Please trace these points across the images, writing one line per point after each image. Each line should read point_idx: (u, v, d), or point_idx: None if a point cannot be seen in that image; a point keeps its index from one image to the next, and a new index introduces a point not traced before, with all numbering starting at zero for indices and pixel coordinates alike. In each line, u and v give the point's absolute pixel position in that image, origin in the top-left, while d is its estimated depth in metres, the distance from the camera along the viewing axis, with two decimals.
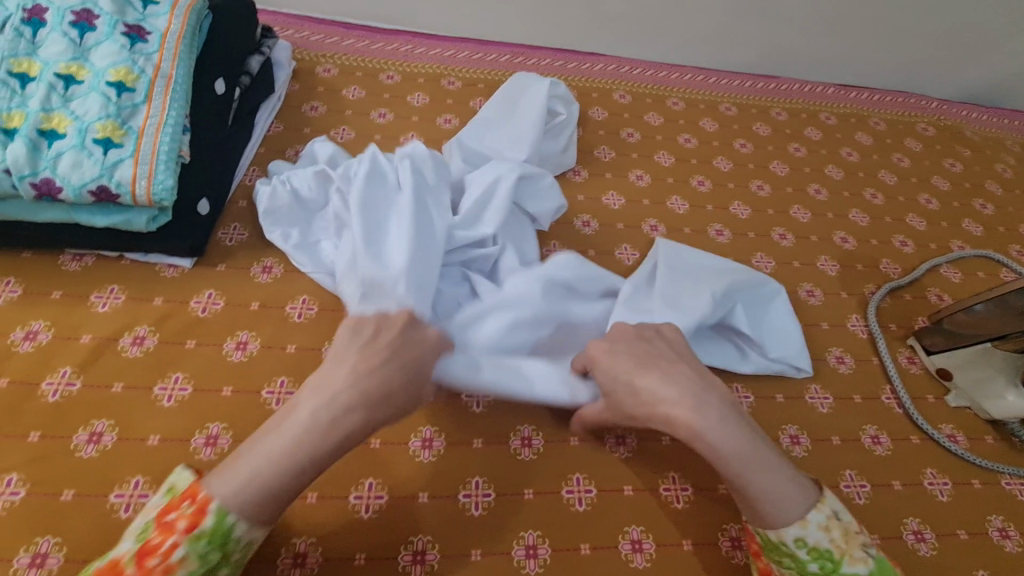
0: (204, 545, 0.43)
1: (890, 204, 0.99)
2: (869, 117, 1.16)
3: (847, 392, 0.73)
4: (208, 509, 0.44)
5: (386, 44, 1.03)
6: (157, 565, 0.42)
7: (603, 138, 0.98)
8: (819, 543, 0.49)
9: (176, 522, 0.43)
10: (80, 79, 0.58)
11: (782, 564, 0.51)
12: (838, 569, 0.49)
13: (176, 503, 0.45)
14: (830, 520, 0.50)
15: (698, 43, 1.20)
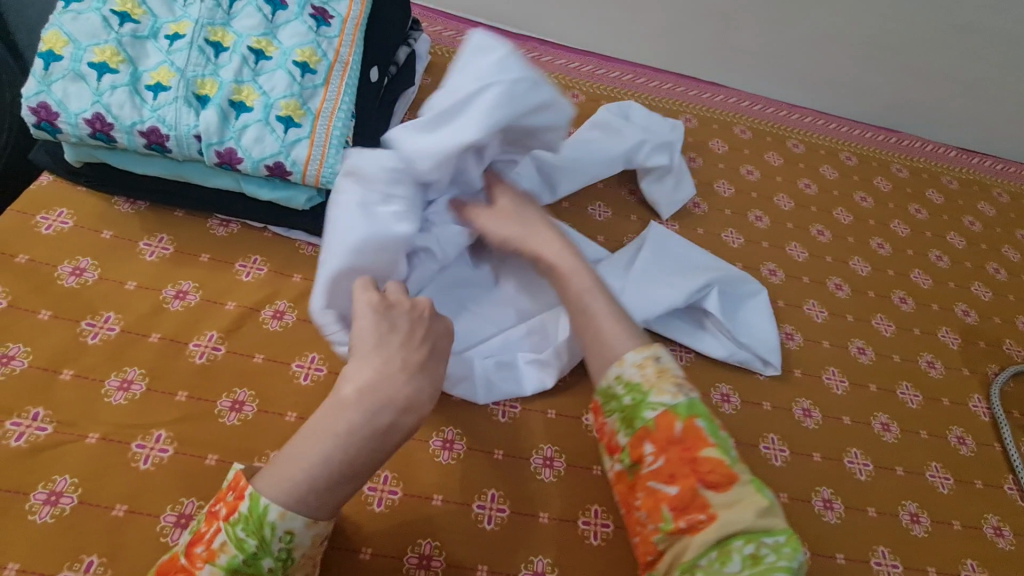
0: (241, 532, 0.42)
1: (1013, 281, 0.95)
2: (993, 186, 1.11)
3: (969, 476, 0.70)
4: (243, 495, 0.43)
5: (515, 49, 1.03)
6: (202, 554, 0.42)
7: (722, 171, 0.96)
8: (633, 377, 0.53)
9: (219, 511, 0.44)
10: (268, 55, 0.60)
11: (610, 409, 0.54)
12: (646, 399, 0.52)
13: (219, 496, 0.45)
14: (646, 359, 0.54)
15: (822, 85, 1.16)
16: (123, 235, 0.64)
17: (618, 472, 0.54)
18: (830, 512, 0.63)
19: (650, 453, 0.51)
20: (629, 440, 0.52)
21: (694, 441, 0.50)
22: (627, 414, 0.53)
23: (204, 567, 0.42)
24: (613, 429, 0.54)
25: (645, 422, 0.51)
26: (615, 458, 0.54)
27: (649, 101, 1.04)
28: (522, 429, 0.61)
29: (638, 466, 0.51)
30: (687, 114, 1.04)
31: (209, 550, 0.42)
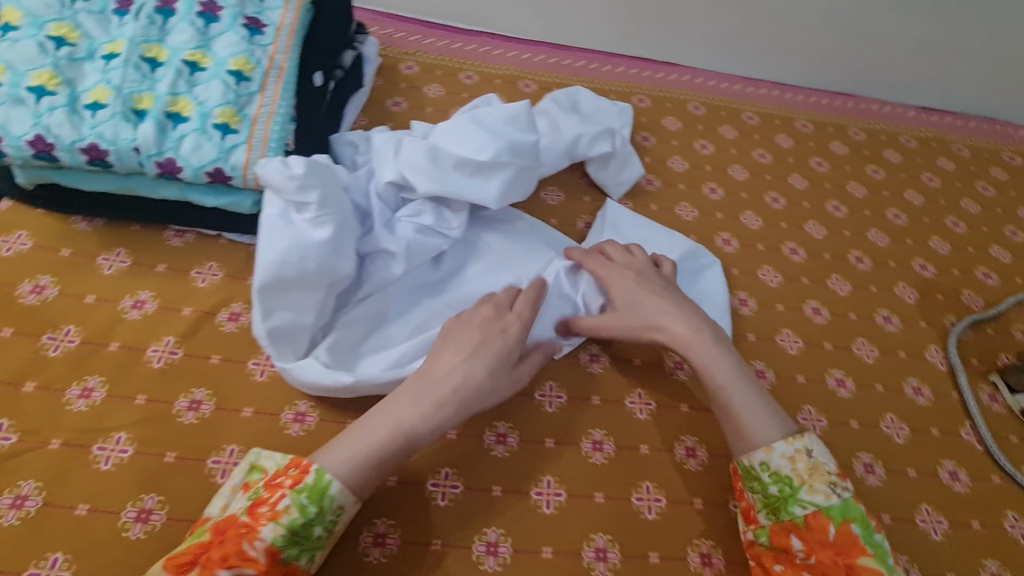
0: (304, 498, 0.49)
1: (972, 234, 0.96)
2: (952, 142, 1.11)
3: (925, 425, 0.71)
4: (310, 470, 0.50)
5: (466, 45, 1.05)
6: (267, 514, 0.48)
7: (676, 148, 0.98)
8: (783, 469, 0.56)
9: (284, 481, 0.50)
10: (203, 67, 0.62)
11: (752, 488, 0.57)
12: (799, 494, 0.55)
13: (281, 470, 0.51)
14: (797, 452, 0.56)
15: (777, 55, 1.17)
16: (81, 252, 0.67)
17: (750, 541, 0.57)
18: None
19: (800, 546, 0.54)
20: (772, 524, 0.56)
21: (850, 545, 0.53)
22: (771, 500, 0.56)
23: (267, 527, 0.47)
24: (753, 506, 0.57)
25: (797, 517, 0.55)
26: (751, 530, 0.57)
27: (601, 85, 1.05)
28: None
29: (783, 551, 0.55)
30: (640, 94, 1.05)
31: (274, 511, 0.48)
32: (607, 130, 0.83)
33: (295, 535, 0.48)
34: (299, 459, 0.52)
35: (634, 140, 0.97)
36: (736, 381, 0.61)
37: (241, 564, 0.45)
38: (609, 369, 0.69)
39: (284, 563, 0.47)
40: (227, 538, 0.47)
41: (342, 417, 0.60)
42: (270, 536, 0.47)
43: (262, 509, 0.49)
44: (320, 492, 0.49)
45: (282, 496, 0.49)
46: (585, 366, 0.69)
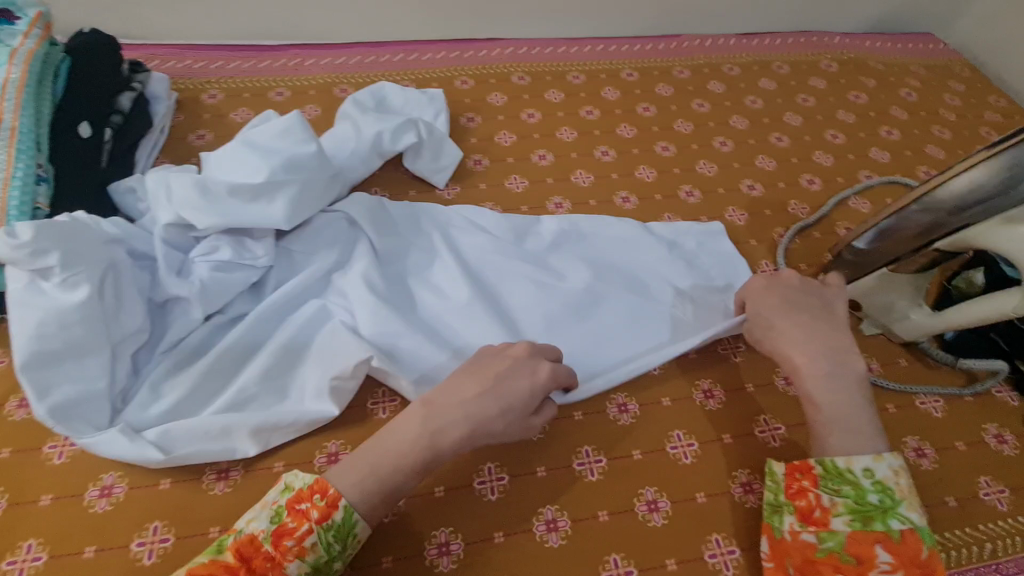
0: (331, 537, 0.48)
1: (796, 145, 0.99)
2: (772, 62, 1.16)
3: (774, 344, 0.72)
4: (339, 504, 0.49)
5: (274, 61, 1.02)
6: (293, 547, 0.46)
7: (502, 123, 0.97)
8: (887, 479, 0.53)
9: (310, 512, 0.48)
10: None
11: (841, 491, 0.53)
12: (897, 508, 0.52)
13: (306, 493, 0.49)
14: (901, 468, 0.54)
15: (595, 12, 1.18)
16: None
17: (806, 543, 0.52)
18: (625, 414, 0.65)
19: (885, 560, 0.50)
20: (852, 531, 0.51)
21: (933, 570, 0.49)
22: (862, 507, 0.52)
23: (295, 562, 0.46)
24: (830, 509, 0.53)
25: (887, 528, 0.51)
26: (813, 533, 0.52)
27: (422, 75, 1.03)
28: (302, 437, 0.61)
29: (857, 561, 0.50)
30: (462, 76, 1.04)
31: (301, 546, 0.46)
32: (408, 120, 0.82)
33: (316, 571, 0.47)
34: (330, 489, 0.49)
35: (458, 124, 0.96)
36: (853, 418, 0.56)
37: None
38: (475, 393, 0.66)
39: None
40: (256, 570, 0.44)
41: (154, 478, 0.56)
42: (295, 575, 0.46)
43: (286, 540, 0.46)
44: (347, 536, 0.48)
45: (309, 534, 0.47)
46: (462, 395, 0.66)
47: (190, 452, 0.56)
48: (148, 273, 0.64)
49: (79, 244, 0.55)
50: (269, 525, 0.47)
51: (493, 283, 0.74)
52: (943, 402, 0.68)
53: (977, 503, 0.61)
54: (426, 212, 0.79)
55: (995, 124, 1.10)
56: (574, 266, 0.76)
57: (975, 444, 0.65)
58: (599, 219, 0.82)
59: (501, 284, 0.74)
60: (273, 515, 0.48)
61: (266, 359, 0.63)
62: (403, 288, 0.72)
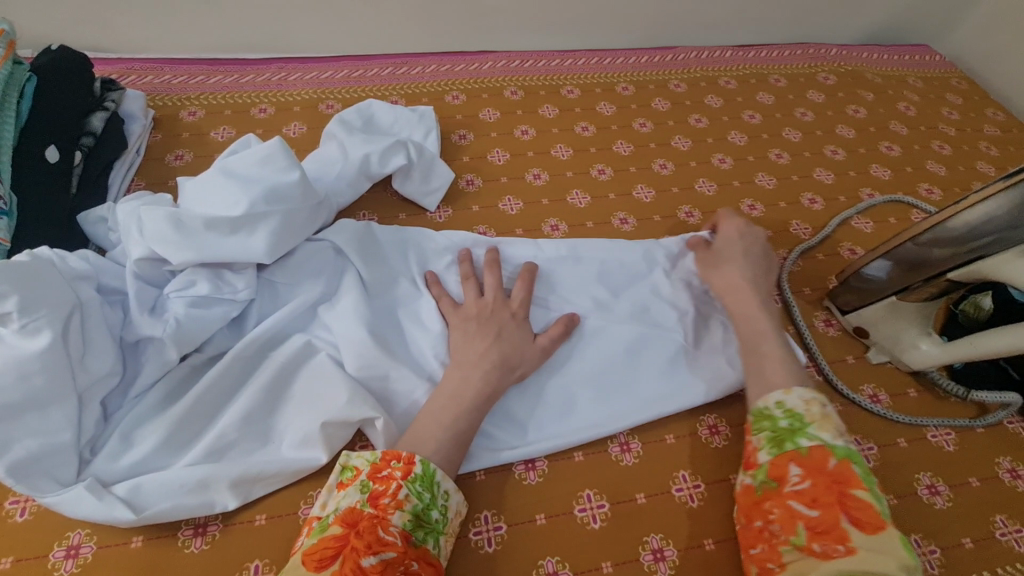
0: (418, 487, 0.52)
1: (796, 161, 0.97)
2: (770, 75, 1.14)
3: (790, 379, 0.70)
4: (415, 459, 0.53)
5: (257, 76, 0.98)
6: (390, 503, 0.50)
7: (495, 140, 0.94)
8: (797, 407, 0.57)
9: (392, 472, 0.52)
10: None
11: (761, 427, 0.58)
12: (806, 428, 0.55)
13: (382, 464, 0.53)
14: (813, 398, 0.57)
15: (589, 24, 1.15)
16: None
17: (746, 487, 0.56)
18: (628, 454, 0.62)
19: (795, 473, 0.53)
20: (771, 459, 0.55)
21: (845, 479, 0.51)
22: (778, 435, 0.56)
23: (395, 513, 0.50)
24: (757, 447, 0.57)
25: (801, 448, 0.54)
26: (749, 474, 0.56)
27: (412, 89, 1.00)
28: (286, 485, 0.57)
29: (776, 483, 0.53)
30: (453, 91, 1.01)
31: (395, 500, 0.50)
32: (397, 141, 0.78)
33: (418, 520, 0.50)
34: (401, 453, 0.54)
35: (449, 142, 0.92)
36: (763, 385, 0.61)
37: (382, 549, 0.47)
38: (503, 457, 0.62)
39: (416, 545, 0.49)
40: (364, 529, 0.48)
41: (125, 536, 0.53)
42: (400, 523, 0.49)
43: (382, 497, 0.50)
44: (429, 483, 0.52)
45: (399, 488, 0.51)
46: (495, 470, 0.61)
47: (164, 509, 0.52)
48: (120, 312, 0.60)
49: (41, 286, 0.52)
50: (361, 493, 0.51)
51: None
52: (954, 435, 0.66)
53: (994, 544, 0.59)
54: (415, 239, 0.76)
55: (994, 139, 1.09)
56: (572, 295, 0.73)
57: (989, 480, 0.63)
58: (599, 245, 0.78)
59: None
60: (361, 486, 0.52)
61: (247, 402, 0.59)
62: (390, 323, 0.68)
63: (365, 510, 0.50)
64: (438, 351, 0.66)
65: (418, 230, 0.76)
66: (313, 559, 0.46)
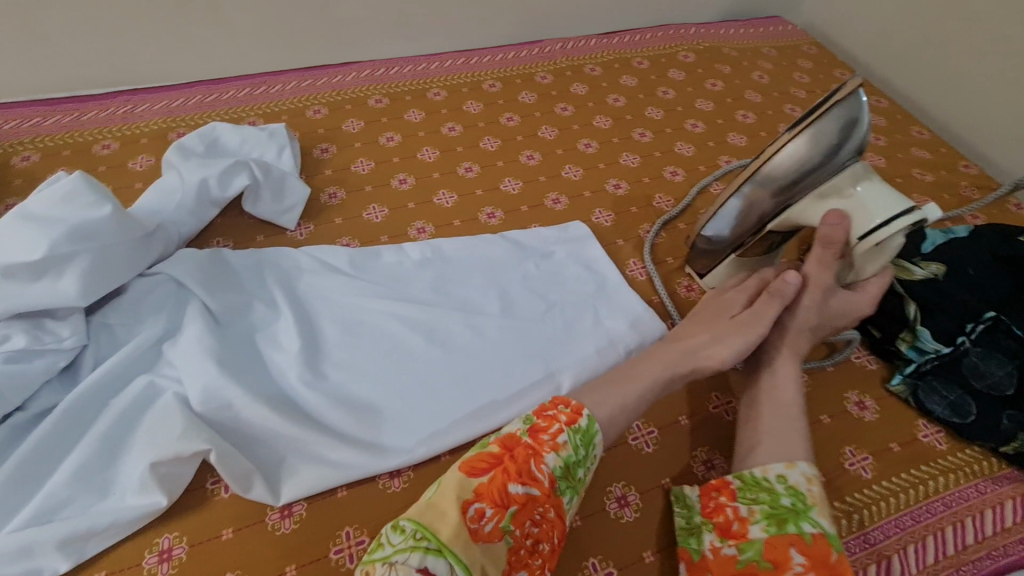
0: (578, 440, 0.53)
1: (658, 138, 1.00)
2: (632, 58, 1.17)
3: None
4: (582, 413, 0.54)
5: (100, 111, 0.93)
6: (549, 442, 0.51)
7: (359, 150, 0.93)
8: (799, 485, 0.55)
9: (558, 415, 0.54)
10: None
11: (755, 498, 0.55)
12: (808, 512, 0.53)
13: (550, 406, 0.55)
14: (815, 476, 0.56)
15: (452, 26, 1.16)
16: None
17: (727, 558, 0.53)
18: None
19: (797, 562, 0.50)
20: (768, 537, 0.52)
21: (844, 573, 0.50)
22: (777, 512, 0.53)
23: (552, 454, 0.51)
24: (747, 519, 0.54)
25: (802, 532, 0.52)
26: (733, 545, 0.53)
27: (271, 108, 0.98)
28: (128, 536, 0.54)
29: (774, 566, 0.51)
30: (314, 106, 0.99)
31: (554, 443, 0.51)
32: (237, 162, 0.75)
33: (566, 470, 0.51)
34: (570, 401, 0.55)
35: (311, 157, 0.90)
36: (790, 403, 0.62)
37: (530, 484, 0.49)
38: (404, 480, 0.60)
39: (557, 495, 0.50)
40: (519, 456, 0.50)
41: None
42: (552, 465, 0.51)
43: (543, 435, 0.52)
44: (587, 441, 0.53)
45: (560, 433, 0.52)
46: (385, 487, 0.59)
47: None
48: None
49: None
50: (523, 424, 0.53)
51: (345, 330, 0.70)
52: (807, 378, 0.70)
53: (844, 474, 0.62)
54: (271, 261, 0.74)
55: None
56: (434, 297, 0.74)
57: (837, 415, 0.67)
58: (462, 245, 0.79)
59: (353, 329, 0.70)
60: (525, 419, 0.54)
61: (78, 456, 0.55)
62: (246, 349, 0.66)
63: (526, 441, 0.52)
64: (295, 373, 0.64)
65: (274, 251, 0.75)
66: (468, 464, 0.50)
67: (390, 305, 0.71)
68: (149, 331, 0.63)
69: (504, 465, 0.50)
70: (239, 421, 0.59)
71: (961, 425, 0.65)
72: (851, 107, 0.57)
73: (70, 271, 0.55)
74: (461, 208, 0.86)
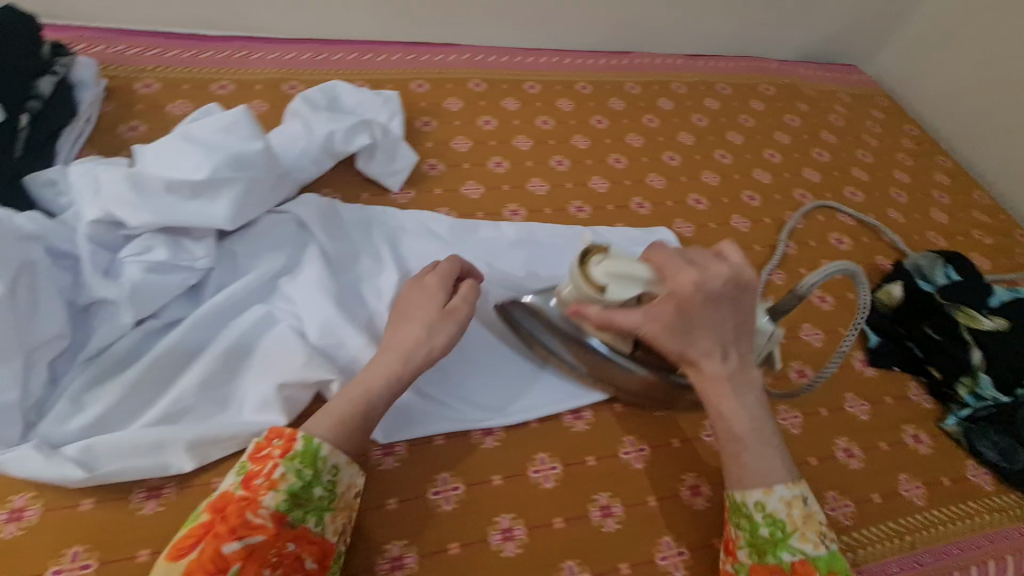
0: (297, 464, 0.48)
1: (737, 162, 1.05)
2: (716, 82, 1.22)
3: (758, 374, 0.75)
4: (296, 437, 0.50)
5: (217, 53, 0.96)
6: (263, 483, 0.47)
7: (458, 128, 0.97)
8: (778, 511, 0.54)
9: (271, 452, 0.49)
10: None
11: (738, 525, 0.55)
12: (788, 539, 0.54)
13: (263, 443, 0.50)
14: (795, 499, 0.55)
15: (549, 25, 1.21)
16: None
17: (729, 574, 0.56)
18: (580, 421, 0.66)
19: None
20: (754, 562, 0.54)
21: None
22: (757, 541, 0.54)
23: (268, 495, 0.46)
24: (735, 542, 0.56)
25: (781, 562, 0.53)
26: (730, 563, 0.56)
27: (377, 76, 1.01)
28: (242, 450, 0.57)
29: None
30: (417, 80, 1.03)
31: (270, 479, 0.47)
32: (361, 121, 0.80)
33: (296, 498, 0.47)
34: (282, 429, 0.51)
35: (413, 127, 0.94)
36: (758, 423, 0.58)
37: (249, 534, 0.44)
38: (501, 439, 0.63)
39: (291, 526, 0.46)
40: (228, 513, 0.44)
41: (73, 499, 0.52)
42: (272, 503, 0.46)
43: (255, 479, 0.47)
44: (311, 458, 0.49)
45: (274, 467, 0.48)
46: (479, 443, 0.62)
47: (116, 470, 0.51)
48: (71, 276, 0.58)
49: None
50: (236, 475, 0.48)
51: None
52: (869, 407, 0.74)
53: (898, 498, 0.66)
54: (378, 219, 0.77)
55: (909, 151, 1.21)
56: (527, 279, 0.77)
57: (896, 443, 0.71)
58: (555, 233, 0.83)
59: None
60: (239, 467, 0.49)
61: (203, 370, 0.59)
62: (353, 297, 0.70)
63: (237, 490, 0.47)
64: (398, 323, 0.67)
65: (381, 210, 0.79)
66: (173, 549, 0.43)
67: (487, 278, 0.75)
68: (269, 266, 0.67)
69: (213, 527, 0.44)
70: (351, 363, 0.63)
71: (1008, 470, 0.70)
72: (514, 309, 0.68)
73: (223, 195, 0.59)
74: (552, 198, 0.90)
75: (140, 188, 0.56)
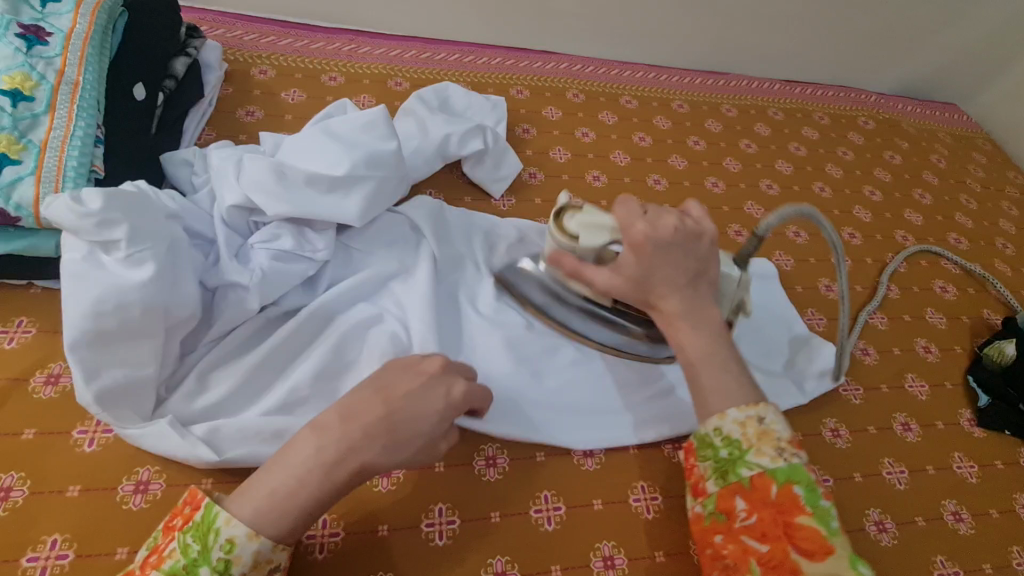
0: (189, 538, 0.42)
1: (837, 196, 1.01)
2: (815, 111, 1.18)
3: (862, 424, 0.72)
4: (199, 505, 0.43)
5: (328, 44, 0.98)
6: (153, 561, 0.42)
7: (557, 138, 0.96)
8: (733, 434, 0.50)
9: (175, 522, 0.43)
10: (27, 95, 0.61)
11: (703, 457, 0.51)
12: (745, 457, 0.49)
13: (177, 511, 0.44)
14: (748, 417, 0.50)
15: (648, 39, 1.19)
16: None
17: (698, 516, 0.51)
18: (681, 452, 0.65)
19: (742, 510, 0.48)
20: (720, 490, 0.49)
21: (789, 507, 0.46)
22: (720, 465, 0.50)
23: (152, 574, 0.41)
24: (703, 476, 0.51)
25: (742, 478, 0.48)
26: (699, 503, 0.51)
27: (479, 78, 1.02)
28: None
29: (725, 517, 0.48)
30: (518, 86, 1.03)
31: (159, 557, 0.42)
32: (476, 126, 0.80)
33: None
34: (193, 495, 0.44)
35: (514, 134, 0.94)
36: (711, 350, 0.54)
37: None
38: (603, 462, 0.62)
39: None
40: None
41: (194, 477, 0.53)
42: None
43: (152, 556, 0.42)
44: (202, 531, 0.42)
45: (169, 543, 0.42)
46: (580, 464, 0.62)
47: (240, 455, 0.52)
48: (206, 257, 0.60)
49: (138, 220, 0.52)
50: (149, 548, 0.43)
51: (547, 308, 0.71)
52: (978, 470, 0.71)
53: (1009, 572, 0.64)
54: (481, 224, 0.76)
55: (1015, 200, 1.15)
56: None
57: (1006, 513, 0.68)
58: None
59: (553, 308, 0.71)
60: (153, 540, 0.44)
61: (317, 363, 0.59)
62: (449, 306, 0.68)
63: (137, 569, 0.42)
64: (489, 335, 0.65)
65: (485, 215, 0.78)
66: None
67: None
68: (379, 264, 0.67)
69: None
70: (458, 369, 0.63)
71: None
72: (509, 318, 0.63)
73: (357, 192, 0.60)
74: None
75: (283, 178, 0.58)
